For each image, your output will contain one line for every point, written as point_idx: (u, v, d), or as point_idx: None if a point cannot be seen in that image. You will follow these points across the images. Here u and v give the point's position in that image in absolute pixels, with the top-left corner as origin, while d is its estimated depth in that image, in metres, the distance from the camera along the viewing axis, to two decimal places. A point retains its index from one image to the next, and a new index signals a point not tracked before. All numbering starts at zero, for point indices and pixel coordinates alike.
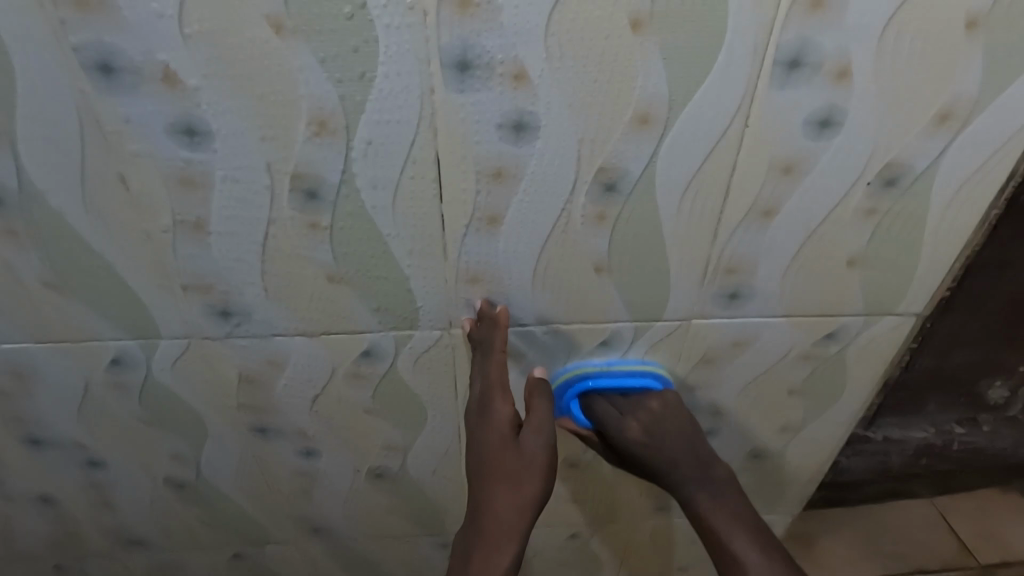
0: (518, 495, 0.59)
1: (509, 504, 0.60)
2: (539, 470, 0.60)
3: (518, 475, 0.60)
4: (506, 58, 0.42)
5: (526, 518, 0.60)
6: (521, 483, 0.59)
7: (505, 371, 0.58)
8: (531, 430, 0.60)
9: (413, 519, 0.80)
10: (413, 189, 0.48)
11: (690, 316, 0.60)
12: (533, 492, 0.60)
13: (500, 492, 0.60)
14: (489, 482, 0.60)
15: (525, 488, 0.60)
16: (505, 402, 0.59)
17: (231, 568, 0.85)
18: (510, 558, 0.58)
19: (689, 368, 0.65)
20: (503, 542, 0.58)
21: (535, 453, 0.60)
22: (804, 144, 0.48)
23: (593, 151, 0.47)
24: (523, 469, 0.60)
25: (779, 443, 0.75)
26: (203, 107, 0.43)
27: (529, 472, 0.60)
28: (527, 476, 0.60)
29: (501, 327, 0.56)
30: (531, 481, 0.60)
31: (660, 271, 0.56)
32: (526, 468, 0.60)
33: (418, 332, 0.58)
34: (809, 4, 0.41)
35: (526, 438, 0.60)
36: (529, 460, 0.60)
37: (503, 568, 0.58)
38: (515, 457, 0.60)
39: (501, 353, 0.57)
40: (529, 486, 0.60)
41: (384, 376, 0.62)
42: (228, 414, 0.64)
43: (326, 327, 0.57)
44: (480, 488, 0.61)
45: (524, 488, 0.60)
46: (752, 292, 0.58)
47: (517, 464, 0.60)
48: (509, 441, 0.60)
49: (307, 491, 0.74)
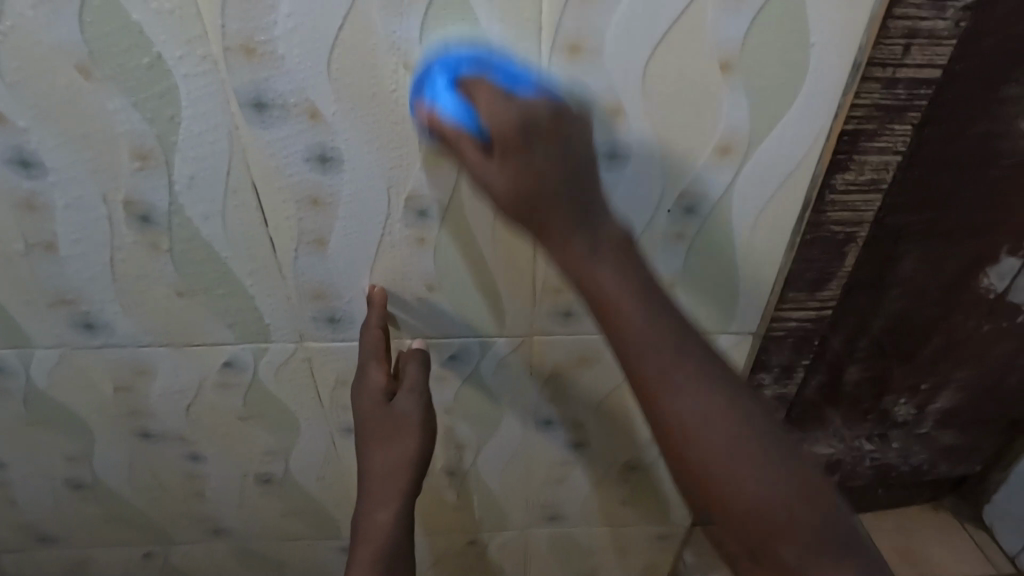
0: (394, 457, 0.59)
1: (385, 463, 0.59)
2: (413, 430, 0.60)
3: (394, 437, 0.60)
4: (298, 99, 0.46)
5: (404, 478, 0.60)
6: (398, 444, 0.60)
7: (380, 340, 0.59)
8: (403, 391, 0.59)
9: (307, 520, 0.85)
10: (239, 215, 0.53)
11: (529, 332, 0.63)
12: (407, 453, 0.60)
13: (376, 454, 0.60)
14: (367, 444, 0.60)
15: (401, 447, 0.60)
16: (380, 368, 0.59)
17: (144, 564, 0.91)
18: (390, 517, 0.59)
19: (543, 382, 0.69)
20: (382, 499, 0.59)
21: (408, 417, 0.60)
22: (598, 175, 0.52)
23: (398, 180, 0.51)
24: (399, 432, 0.60)
25: (649, 454, 0.78)
26: (33, 142, 0.48)
27: (404, 432, 0.60)
28: (403, 435, 0.60)
29: (377, 303, 0.58)
30: (407, 441, 0.60)
31: (489, 291, 0.59)
32: (401, 432, 0.60)
33: (273, 344, 0.63)
34: (569, 50, 0.45)
35: (401, 401, 0.60)
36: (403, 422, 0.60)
37: (384, 525, 0.59)
38: (389, 420, 0.59)
39: (376, 327, 0.58)
40: (404, 445, 0.60)
41: (250, 384, 0.67)
42: (112, 418, 0.69)
43: (187, 339, 0.62)
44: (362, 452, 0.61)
45: (401, 447, 0.60)
46: (584, 311, 0.62)
47: (393, 428, 0.60)
48: (383, 405, 0.59)
49: (200, 491, 0.79)
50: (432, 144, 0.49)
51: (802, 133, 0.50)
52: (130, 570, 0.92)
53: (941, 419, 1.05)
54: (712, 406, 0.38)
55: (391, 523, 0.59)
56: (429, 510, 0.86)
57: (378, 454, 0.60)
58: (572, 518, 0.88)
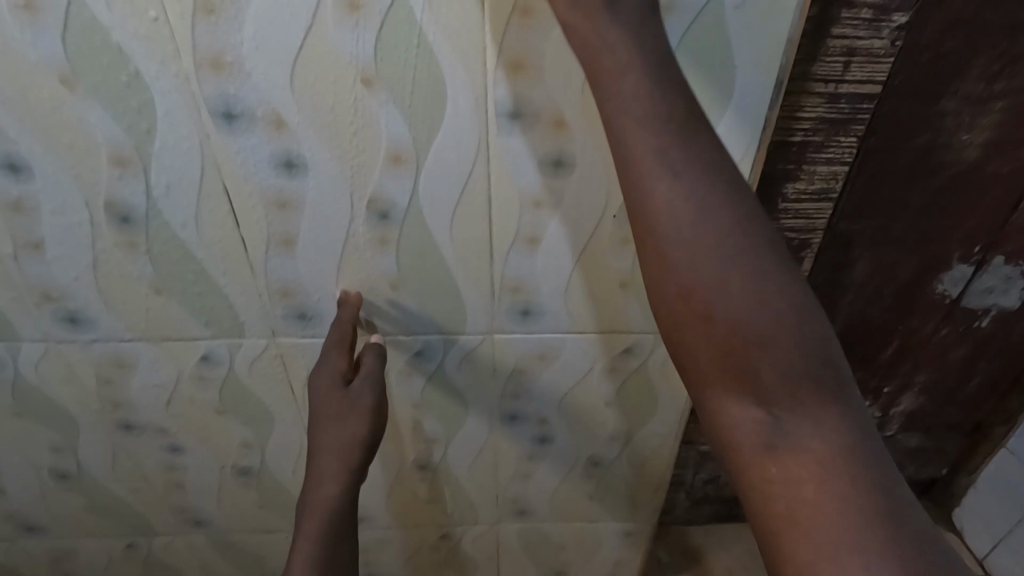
0: (342, 434, 0.61)
1: (336, 440, 0.61)
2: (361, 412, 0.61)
3: (343, 417, 0.61)
4: (264, 109, 0.50)
5: (351, 455, 0.61)
6: (346, 424, 0.61)
7: (344, 329, 0.62)
8: (360, 377, 0.62)
9: (283, 512, 0.89)
10: (213, 216, 0.57)
11: (489, 330, 0.67)
12: (356, 432, 0.61)
13: (326, 429, 0.61)
14: (319, 422, 0.61)
15: (350, 425, 0.61)
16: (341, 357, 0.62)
17: (126, 555, 0.94)
18: (335, 491, 0.60)
19: (506, 378, 0.72)
20: (330, 474, 0.60)
21: (357, 399, 0.62)
22: (546, 180, 0.55)
23: (360, 184, 0.55)
24: (348, 412, 0.61)
25: (612, 450, 0.82)
26: (20, 147, 0.52)
27: (352, 412, 0.61)
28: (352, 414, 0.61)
29: (352, 303, 0.63)
30: (356, 421, 0.61)
31: (450, 290, 0.63)
32: (350, 412, 0.61)
33: (247, 339, 0.67)
34: (513, 66, 0.49)
35: (356, 386, 0.62)
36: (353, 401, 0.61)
37: (330, 499, 0.60)
38: (342, 399, 0.61)
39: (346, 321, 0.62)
40: (356, 425, 0.61)
41: (226, 377, 0.70)
42: (94, 410, 0.73)
43: (165, 334, 0.66)
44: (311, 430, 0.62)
45: (350, 427, 0.61)
46: (541, 310, 0.65)
47: (343, 409, 0.61)
48: (338, 388, 0.62)
49: (180, 483, 0.83)
50: (391, 151, 0.53)
51: (735, 145, 0.54)
52: (113, 560, 0.95)
53: (905, 421, 1.08)
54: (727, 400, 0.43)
55: (335, 497, 0.60)
56: (401, 503, 0.89)
57: (328, 433, 0.61)
58: (540, 513, 0.91)
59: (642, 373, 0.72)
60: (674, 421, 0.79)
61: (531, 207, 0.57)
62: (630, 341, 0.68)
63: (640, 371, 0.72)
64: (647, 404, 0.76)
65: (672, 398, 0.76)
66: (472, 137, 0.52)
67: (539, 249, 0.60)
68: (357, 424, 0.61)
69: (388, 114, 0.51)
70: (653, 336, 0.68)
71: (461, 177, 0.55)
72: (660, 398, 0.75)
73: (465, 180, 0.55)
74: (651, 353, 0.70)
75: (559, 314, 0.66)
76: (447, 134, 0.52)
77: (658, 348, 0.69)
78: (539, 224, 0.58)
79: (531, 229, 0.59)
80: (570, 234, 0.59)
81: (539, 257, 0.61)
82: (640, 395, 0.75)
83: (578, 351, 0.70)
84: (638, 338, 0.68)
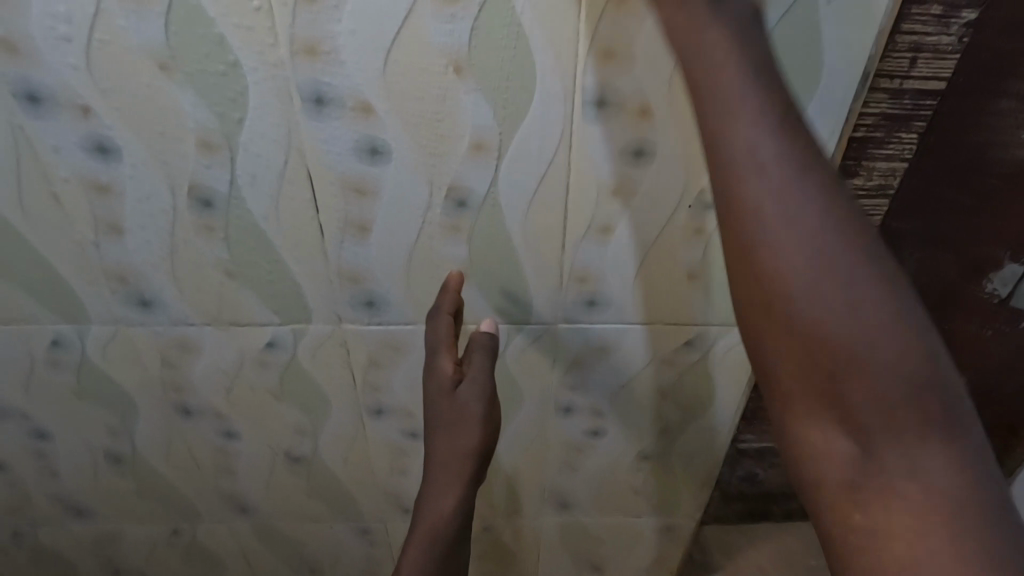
0: (461, 446, 0.65)
1: (449, 449, 0.65)
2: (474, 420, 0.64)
3: (461, 428, 0.64)
4: (353, 95, 0.51)
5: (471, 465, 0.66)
6: (465, 436, 0.65)
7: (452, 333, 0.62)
8: (468, 381, 0.63)
9: (328, 501, 0.89)
10: (291, 201, 0.57)
11: (554, 320, 0.67)
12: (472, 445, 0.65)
13: (439, 439, 0.65)
14: (434, 430, 0.66)
15: (466, 435, 0.65)
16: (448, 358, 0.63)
17: (169, 541, 0.95)
18: (452, 502, 0.66)
19: (564, 370, 0.73)
20: (446, 486, 0.66)
21: (467, 408, 0.64)
22: (625, 170, 0.56)
23: (439, 172, 0.55)
24: (466, 423, 0.64)
25: (661, 443, 0.82)
26: (110, 129, 0.53)
27: (467, 424, 0.64)
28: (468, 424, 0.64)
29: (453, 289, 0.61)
30: (473, 433, 0.65)
31: (518, 279, 0.64)
32: (465, 421, 0.64)
33: (312, 325, 0.67)
34: (603, 56, 0.49)
35: (464, 391, 0.64)
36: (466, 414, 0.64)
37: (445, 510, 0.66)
38: (456, 409, 0.64)
39: (447, 313, 0.61)
40: (467, 435, 0.65)
41: (287, 364, 0.71)
42: (154, 395, 0.73)
43: (232, 319, 0.66)
44: (428, 435, 0.67)
45: (467, 437, 0.65)
46: (607, 300, 0.65)
47: (459, 418, 0.64)
48: (449, 392, 0.63)
49: (231, 469, 0.83)
50: (474, 139, 0.54)
51: None
52: (155, 546, 0.95)
53: None
54: None
55: (451, 509, 0.66)
56: None
57: (447, 447, 0.66)
58: (583, 506, 0.92)
59: (699, 366, 0.73)
60: (727, 416, 0.79)
61: (607, 197, 0.57)
62: (691, 333, 0.69)
63: (698, 364, 0.72)
64: (701, 397, 0.76)
65: (727, 392, 0.76)
66: (555, 126, 0.53)
67: (610, 239, 0.60)
68: (472, 435, 0.65)
69: (475, 102, 0.52)
70: (714, 328, 0.69)
71: (541, 167, 0.55)
72: (715, 391, 0.76)
73: (544, 169, 0.56)
74: (711, 346, 0.70)
75: (624, 306, 0.66)
76: (530, 123, 0.53)
77: (719, 341, 0.70)
78: (613, 214, 0.59)
79: (605, 219, 0.59)
80: (642, 224, 0.59)
81: (609, 247, 0.61)
82: (696, 388, 0.75)
83: (638, 344, 0.70)
84: (699, 330, 0.69)
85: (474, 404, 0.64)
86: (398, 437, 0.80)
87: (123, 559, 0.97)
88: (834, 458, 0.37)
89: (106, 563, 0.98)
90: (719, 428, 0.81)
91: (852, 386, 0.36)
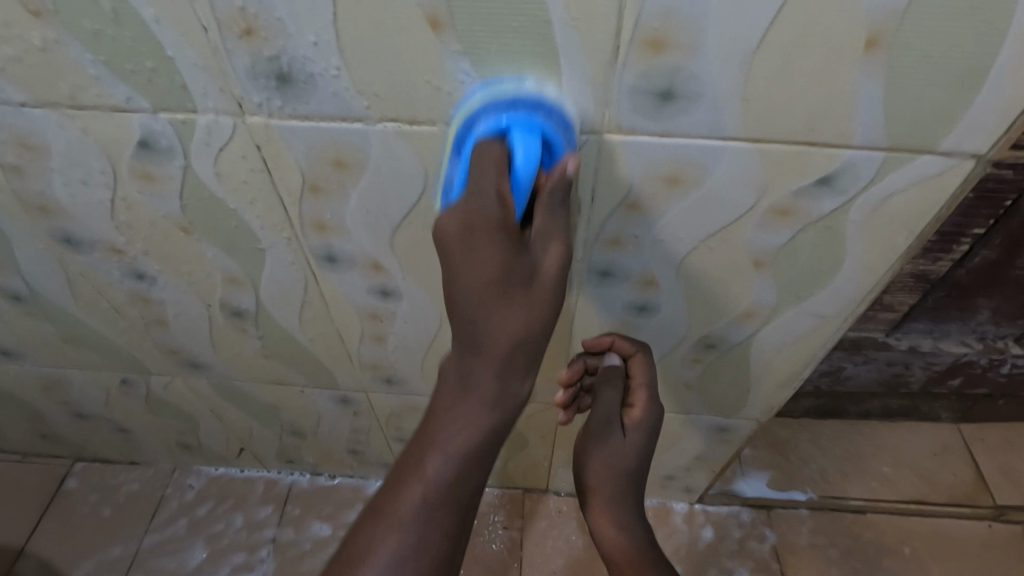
0: (424, 479, 0.40)
1: (613, 455, 0.56)
2: (494, 277, 0.35)
3: (448, 424, 0.40)
4: None
5: (630, 476, 0.57)
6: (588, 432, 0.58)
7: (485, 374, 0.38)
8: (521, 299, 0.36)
9: (293, 366, 0.71)
10: None
11: (599, 126, 0.39)
12: (639, 414, 0.56)
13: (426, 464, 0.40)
14: (613, 436, 0.56)
15: (625, 447, 0.56)
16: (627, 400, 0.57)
17: (123, 391, 0.81)
18: (602, 460, 0.57)
19: (607, 217, 0.46)
20: (592, 434, 0.57)
21: (599, 435, 0.57)
22: None
23: None
24: (591, 475, 0.58)
25: (740, 331, 0.57)
26: None
27: (466, 404, 0.39)
28: (497, 387, 0.38)
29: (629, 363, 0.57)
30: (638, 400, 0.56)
31: (537, 38, 0.35)
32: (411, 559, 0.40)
33: (202, 119, 0.41)
34: None
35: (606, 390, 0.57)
36: (594, 435, 0.57)
37: (614, 437, 0.56)
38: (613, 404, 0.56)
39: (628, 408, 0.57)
40: (631, 435, 0.56)
41: (183, 181, 0.46)
42: (18, 213, 0.52)
43: (70, 96, 0.41)
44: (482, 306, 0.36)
45: (516, 323, 0.36)
46: (696, 92, 0.37)
47: (614, 450, 0.56)
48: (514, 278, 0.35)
49: (160, 321, 0.65)
50: None
51: None
52: (111, 395, 0.82)
53: None
54: (620, 453, 0.56)
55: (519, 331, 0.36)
56: (440, 374, 0.69)
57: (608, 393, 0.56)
58: None
59: (827, 224, 0.45)
60: (847, 302, 0.53)
61: None
62: (833, 165, 0.40)
63: (827, 219, 0.45)
64: (815, 272, 0.50)
65: (861, 268, 0.49)
66: None
67: None
68: (634, 455, 0.56)
69: None
70: (879, 157, 0.39)
71: None
72: (843, 265, 0.49)
73: None
74: (862, 186, 0.42)
75: (726, 100, 0.37)
76: None
77: (876, 178, 0.41)
78: None
79: None
80: None
81: None
82: (816, 258, 0.48)
83: (741, 174, 0.41)
84: (850, 160, 0.40)
85: (641, 392, 0.56)
86: (367, 299, 0.58)
87: (81, 404, 0.86)
88: (590, 455, 0.57)
89: (66, 405, 0.86)
90: (829, 320, 0.55)
91: (441, 424, 0.40)
